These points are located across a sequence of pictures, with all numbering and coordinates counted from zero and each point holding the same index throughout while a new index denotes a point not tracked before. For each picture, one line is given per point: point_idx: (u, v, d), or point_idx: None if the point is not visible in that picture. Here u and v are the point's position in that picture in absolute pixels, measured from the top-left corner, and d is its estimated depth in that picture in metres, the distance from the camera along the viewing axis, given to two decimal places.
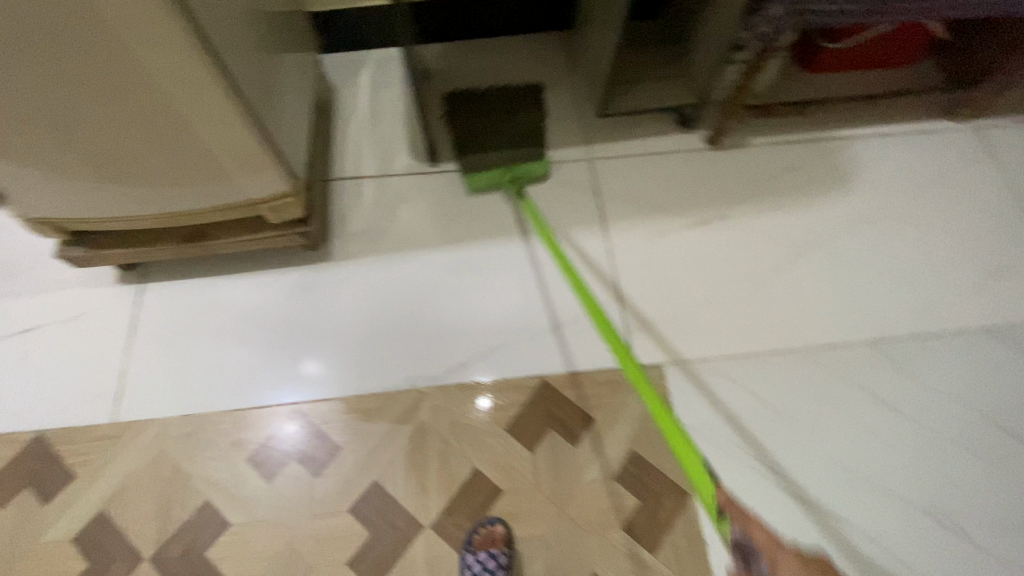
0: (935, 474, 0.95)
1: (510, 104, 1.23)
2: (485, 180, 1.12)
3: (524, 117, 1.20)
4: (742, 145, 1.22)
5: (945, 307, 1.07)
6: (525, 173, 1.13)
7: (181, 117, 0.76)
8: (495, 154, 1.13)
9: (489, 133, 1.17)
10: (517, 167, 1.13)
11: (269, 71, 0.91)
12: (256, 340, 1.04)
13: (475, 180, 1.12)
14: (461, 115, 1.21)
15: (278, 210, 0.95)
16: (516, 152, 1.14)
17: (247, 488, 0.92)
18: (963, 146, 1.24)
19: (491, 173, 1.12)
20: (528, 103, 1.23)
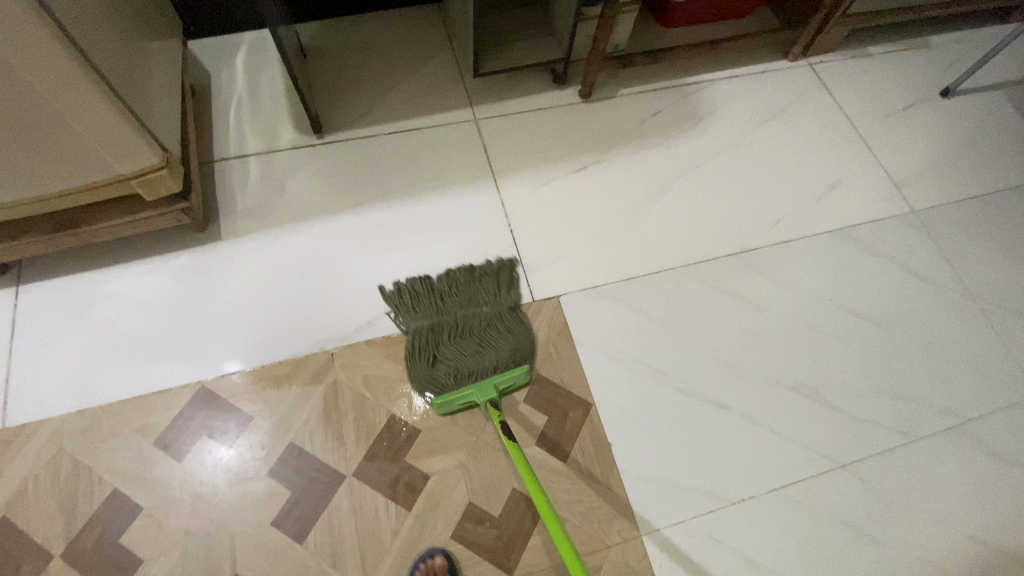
0: (805, 358, 1.08)
1: (479, 287, 1.05)
2: (461, 399, 0.92)
3: (495, 305, 1.03)
4: (613, 95, 1.33)
5: (799, 217, 1.22)
6: (506, 381, 0.94)
7: (41, 102, 0.74)
8: (467, 365, 0.95)
9: (461, 341, 0.98)
10: (495, 379, 0.94)
11: (131, 53, 0.90)
12: (149, 328, 1.01)
13: (451, 401, 0.92)
14: (423, 310, 1.03)
15: (152, 184, 0.94)
16: (494, 365, 0.95)
17: (161, 469, 0.91)
18: (800, 82, 1.42)
19: (466, 391, 0.92)
20: (501, 289, 1.06)
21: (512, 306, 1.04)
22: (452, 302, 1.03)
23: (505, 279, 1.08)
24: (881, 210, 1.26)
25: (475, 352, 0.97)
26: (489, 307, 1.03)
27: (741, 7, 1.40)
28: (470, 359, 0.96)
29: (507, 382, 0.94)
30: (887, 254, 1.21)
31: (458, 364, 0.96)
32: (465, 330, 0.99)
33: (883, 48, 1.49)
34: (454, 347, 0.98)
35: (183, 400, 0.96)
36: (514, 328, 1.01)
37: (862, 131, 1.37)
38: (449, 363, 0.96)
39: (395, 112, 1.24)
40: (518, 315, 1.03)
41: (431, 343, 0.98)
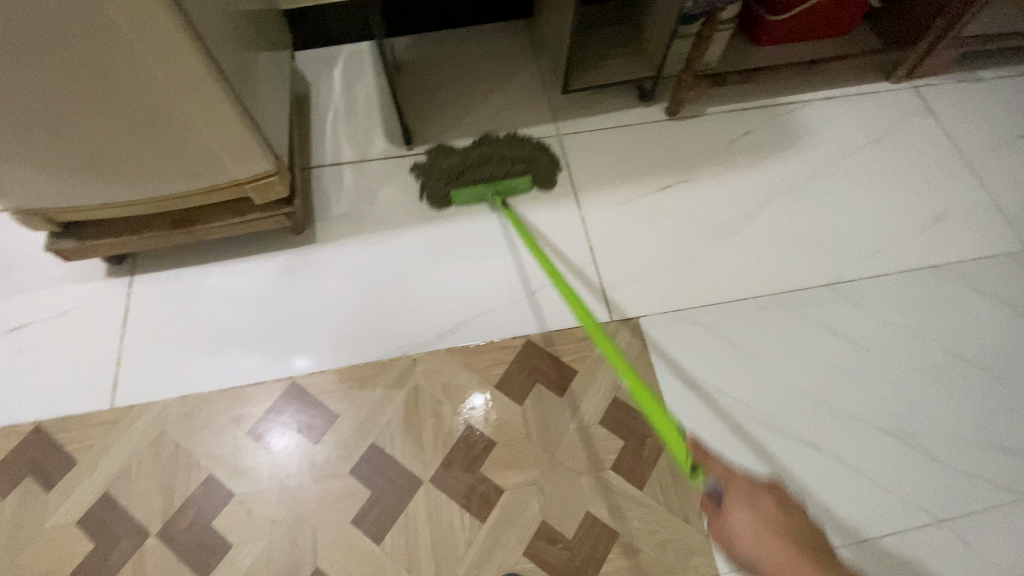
0: (901, 399, 1.01)
1: (505, 142, 1.22)
2: (471, 193, 1.14)
3: (515, 152, 1.20)
4: (699, 114, 1.31)
5: (897, 249, 1.15)
6: (509, 184, 1.15)
7: (182, 110, 0.82)
8: (480, 172, 1.17)
9: (480, 168, 1.17)
10: (501, 182, 1.15)
11: (251, 66, 0.97)
12: (247, 322, 1.07)
13: (462, 193, 1.14)
14: (454, 151, 1.22)
15: (262, 188, 0.99)
16: (501, 172, 1.17)
17: (250, 459, 0.96)
18: (903, 106, 1.34)
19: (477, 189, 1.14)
20: (524, 145, 1.22)
21: (530, 155, 1.21)
22: (480, 146, 1.21)
23: (531, 141, 1.23)
24: (992, 246, 1.17)
25: (489, 168, 1.17)
26: (511, 153, 1.20)
27: (840, 28, 1.35)
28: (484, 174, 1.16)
29: (509, 185, 1.15)
30: (998, 294, 1.12)
31: (473, 174, 1.16)
32: (486, 161, 1.19)
33: (995, 72, 1.40)
34: (473, 168, 1.18)
35: (274, 394, 1.01)
36: (528, 167, 1.19)
37: (972, 159, 1.28)
38: (466, 176, 1.17)
39: (481, 125, 1.27)
40: (533, 162, 1.20)
41: (457, 164, 1.18)
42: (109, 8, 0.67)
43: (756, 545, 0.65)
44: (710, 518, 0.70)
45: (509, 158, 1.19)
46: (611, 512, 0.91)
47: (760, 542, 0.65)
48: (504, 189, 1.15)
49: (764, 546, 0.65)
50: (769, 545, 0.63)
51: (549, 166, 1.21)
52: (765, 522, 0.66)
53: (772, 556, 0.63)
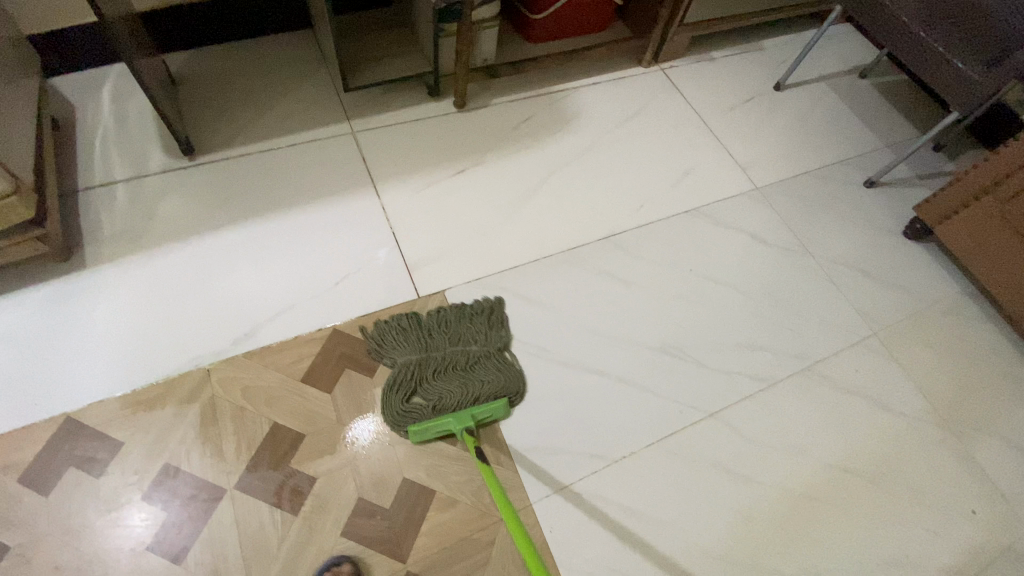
0: (673, 323, 1.17)
1: (474, 347, 1.05)
2: (437, 430, 0.94)
3: (483, 347, 1.06)
4: (485, 105, 1.42)
5: (660, 202, 1.34)
6: (483, 414, 0.97)
7: None
8: (446, 397, 0.97)
9: (442, 379, 1.01)
10: (473, 411, 0.96)
11: None
12: (3, 365, 0.95)
13: (426, 431, 0.94)
14: (414, 339, 1.04)
15: (1, 215, 0.90)
16: (474, 393, 0.98)
17: (16, 510, 0.85)
18: (655, 85, 1.57)
19: (442, 422, 0.94)
20: (495, 353, 1.05)
21: (505, 351, 1.07)
22: (441, 337, 1.05)
23: (494, 318, 1.10)
24: (732, 189, 1.41)
25: (459, 390, 0.98)
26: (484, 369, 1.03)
27: (595, 23, 1.55)
28: (449, 390, 0.98)
29: (484, 415, 0.97)
30: (740, 226, 1.35)
31: (440, 398, 0.97)
32: (454, 381, 1.00)
33: (724, 52, 1.69)
34: (439, 385, 0.99)
35: (43, 435, 0.91)
36: (506, 382, 1.02)
37: (712, 123, 1.53)
38: (430, 402, 0.97)
39: (271, 132, 1.26)
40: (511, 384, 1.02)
41: (417, 369, 1.01)
42: None
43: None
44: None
45: (476, 357, 1.04)
46: (427, 473, 0.95)
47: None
48: (477, 418, 0.96)
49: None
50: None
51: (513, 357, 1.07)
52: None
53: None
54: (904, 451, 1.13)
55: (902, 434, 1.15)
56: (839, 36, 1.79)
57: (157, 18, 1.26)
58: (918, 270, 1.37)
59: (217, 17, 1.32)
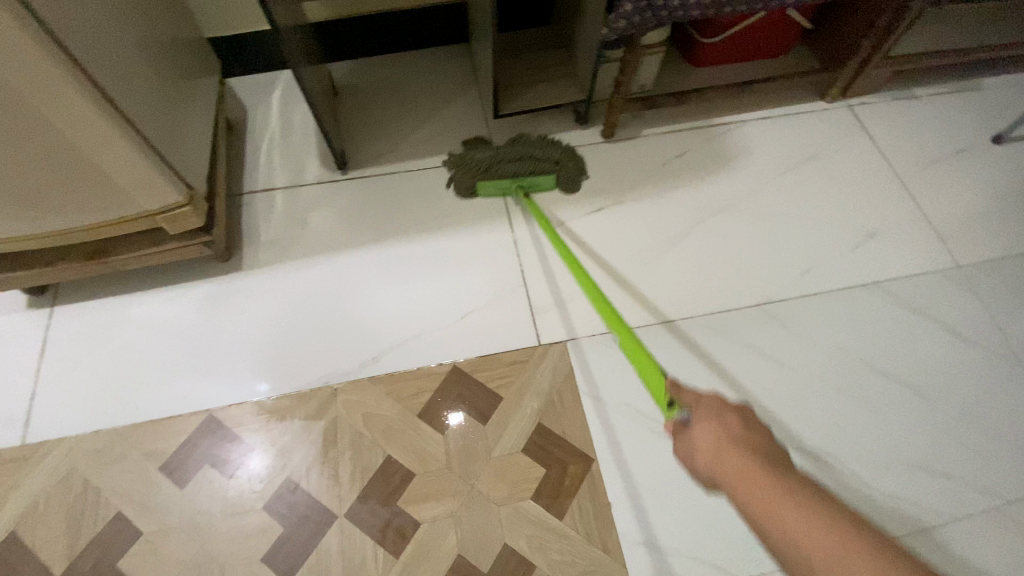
0: (828, 420, 1.01)
1: (535, 140, 1.22)
2: (494, 187, 1.17)
3: (545, 152, 1.20)
4: (635, 136, 1.31)
5: (830, 270, 1.15)
6: (533, 182, 1.17)
7: (85, 154, 0.82)
8: (508, 165, 1.17)
9: (507, 164, 1.18)
10: (526, 179, 1.17)
11: (171, 105, 0.98)
12: (167, 352, 1.05)
13: (486, 184, 1.17)
14: (487, 145, 1.22)
15: (175, 220, 0.98)
16: (530, 167, 1.17)
17: (161, 495, 0.94)
18: (838, 124, 1.35)
19: (500, 182, 1.17)
20: (553, 143, 1.22)
21: (562, 155, 1.21)
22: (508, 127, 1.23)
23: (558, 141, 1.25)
24: (921, 263, 1.17)
25: (518, 164, 1.17)
26: (539, 148, 1.20)
27: (774, 48, 1.36)
28: (510, 159, 1.18)
29: (534, 181, 1.17)
30: (927, 312, 1.12)
31: (502, 167, 1.17)
32: (516, 156, 1.18)
33: (931, 90, 1.41)
34: (502, 161, 1.18)
35: (191, 427, 0.99)
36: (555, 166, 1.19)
37: (906, 177, 1.29)
38: (494, 169, 1.17)
39: (417, 150, 1.26)
40: (561, 161, 1.20)
41: (486, 157, 1.18)
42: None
43: (715, 456, 0.53)
44: (676, 441, 0.60)
45: (538, 157, 1.19)
46: (529, 543, 0.89)
47: (715, 452, 0.53)
48: (529, 185, 1.17)
49: (790, 521, 0.44)
50: (727, 456, 0.52)
51: (573, 168, 1.21)
52: (727, 432, 0.54)
53: (727, 470, 0.51)
54: None
55: None
56: None
57: (329, 29, 1.30)
58: None
59: (381, 29, 1.33)
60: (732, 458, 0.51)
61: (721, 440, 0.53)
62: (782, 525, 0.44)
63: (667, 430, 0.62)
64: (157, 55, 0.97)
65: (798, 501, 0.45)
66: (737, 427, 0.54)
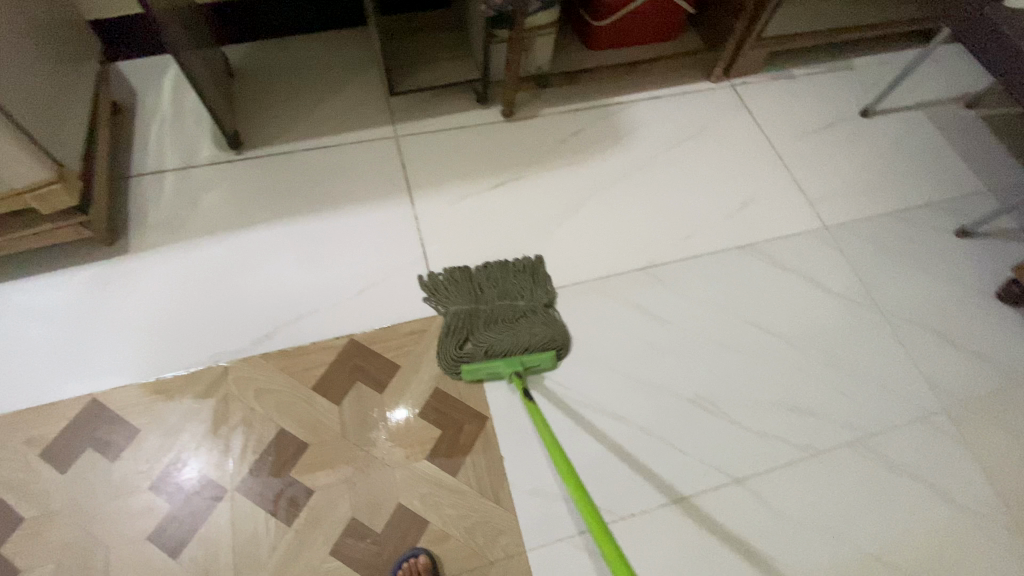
0: (708, 371, 1.08)
1: (513, 283, 1.10)
2: (485, 370, 0.99)
3: (530, 302, 1.08)
4: (533, 115, 1.36)
5: (712, 235, 1.23)
6: (531, 361, 1.01)
7: None
8: (499, 344, 1.02)
9: (498, 341, 1.02)
10: (523, 359, 1.01)
11: (43, 80, 0.95)
12: (46, 339, 1.01)
13: (476, 372, 0.99)
14: (463, 299, 1.08)
15: (44, 199, 0.95)
16: (527, 344, 1.02)
17: (39, 483, 0.90)
18: (723, 102, 1.45)
19: (492, 364, 1.00)
20: (533, 284, 1.11)
21: (548, 303, 1.09)
22: (490, 291, 1.08)
23: (535, 276, 1.12)
24: (795, 226, 1.28)
25: (508, 340, 1.02)
26: (526, 309, 1.07)
27: (661, 32, 1.44)
28: (500, 338, 1.03)
29: (533, 363, 1.01)
30: (798, 269, 1.22)
31: (490, 343, 1.01)
32: (502, 329, 1.04)
33: (806, 70, 1.53)
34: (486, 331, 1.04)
35: (72, 411, 0.95)
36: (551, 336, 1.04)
37: (782, 149, 1.39)
38: (480, 348, 1.01)
39: (315, 131, 1.26)
40: (549, 309, 1.09)
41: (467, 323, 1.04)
42: None
43: None
44: None
45: (529, 323, 1.05)
46: (423, 501, 0.92)
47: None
48: (526, 366, 1.01)
49: None
50: None
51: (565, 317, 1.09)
52: None
53: None
54: (960, 549, 0.99)
55: (961, 531, 1.00)
56: (943, 59, 1.58)
57: (219, 9, 1.28)
58: (1007, 339, 1.19)
59: (276, 11, 1.33)
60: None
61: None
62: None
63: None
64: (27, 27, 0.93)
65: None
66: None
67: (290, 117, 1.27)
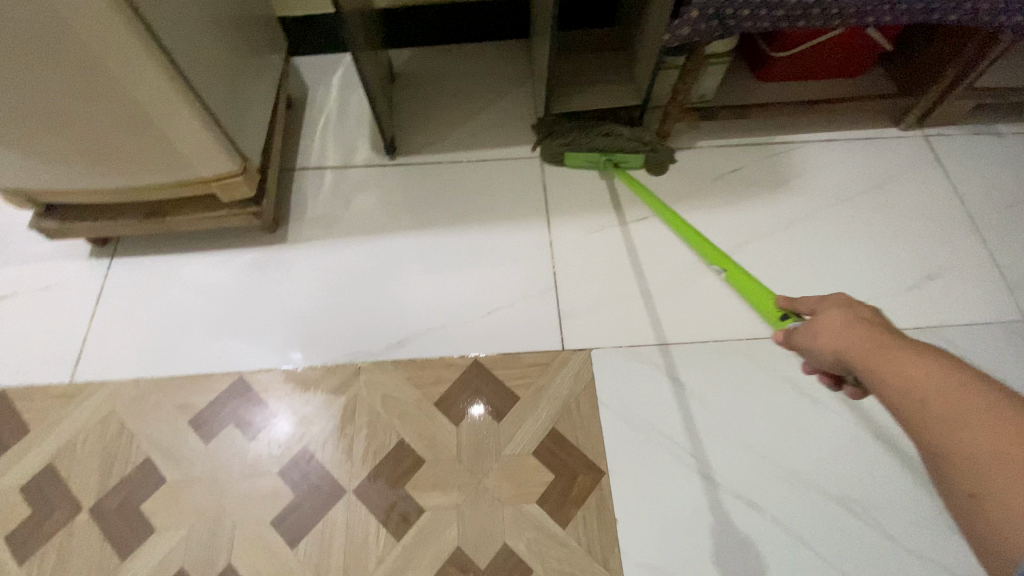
0: (860, 467, 0.95)
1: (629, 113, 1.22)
2: (583, 158, 1.20)
3: (636, 133, 1.19)
4: (687, 146, 1.28)
5: (881, 307, 1.08)
6: (623, 158, 1.20)
7: (153, 120, 0.88)
8: (599, 142, 1.19)
9: (599, 139, 1.19)
10: (616, 156, 1.19)
11: (237, 79, 1.03)
12: (208, 312, 1.11)
13: (575, 156, 1.21)
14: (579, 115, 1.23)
15: (226, 188, 1.03)
16: (622, 146, 1.19)
17: (187, 448, 0.99)
18: (910, 153, 1.27)
19: (590, 154, 1.19)
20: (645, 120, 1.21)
21: (652, 137, 1.20)
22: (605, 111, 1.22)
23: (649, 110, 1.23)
24: (986, 313, 1.09)
25: (609, 139, 1.19)
26: (632, 131, 1.19)
27: (847, 68, 1.29)
28: (601, 137, 1.19)
29: (624, 158, 1.19)
30: (986, 365, 1.04)
31: (592, 141, 1.19)
32: (607, 131, 1.19)
33: (1020, 126, 1.31)
34: (592, 134, 1.20)
35: (221, 386, 1.03)
36: (645, 148, 1.20)
37: (979, 217, 1.19)
38: (584, 142, 1.19)
39: (465, 141, 1.27)
40: (653, 144, 1.20)
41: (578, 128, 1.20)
42: (83, 33, 0.74)
43: (844, 336, 0.52)
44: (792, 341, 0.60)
45: (630, 137, 1.19)
46: (529, 547, 0.89)
47: (845, 335, 0.52)
48: (618, 160, 1.20)
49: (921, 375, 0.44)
50: (854, 333, 0.51)
51: (666, 150, 1.21)
52: (859, 320, 0.52)
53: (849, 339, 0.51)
54: None
55: None
56: None
57: (393, 15, 1.33)
58: None
59: (444, 20, 1.35)
60: (881, 339, 0.49)
61: (849, 324, 0.52)
62: (915, 382, 0.44)
63: (772, 338, 0.63)
64: (229, 30, 1.01)
65: (933, 368, 0.44)
66: (870, 316, 0.53)
67: (443, 126, 1.29)
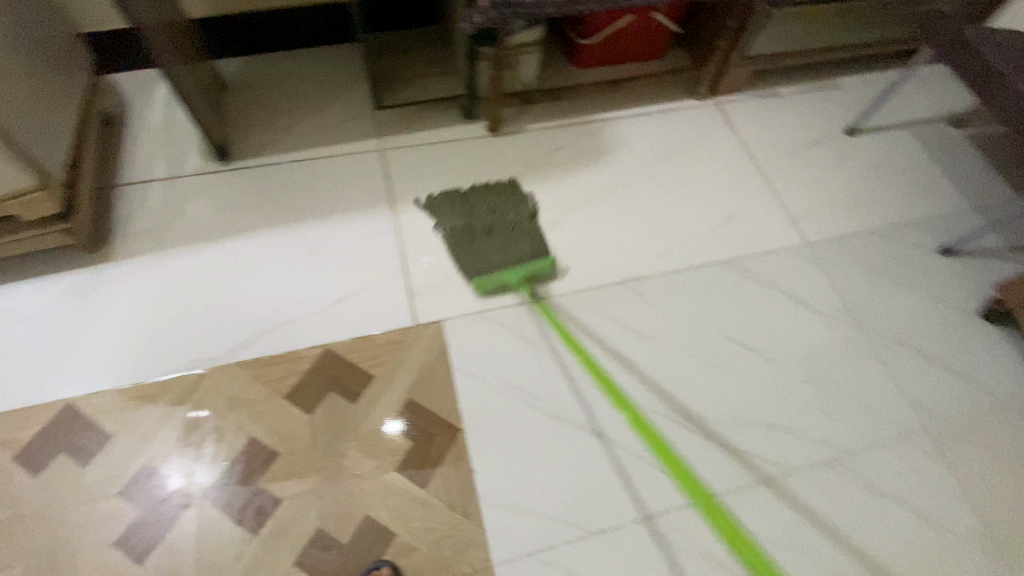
0: (689, 386, 1.09)
1: (500, 207, 1.23)
2: (495, 282, 1.10)
3: (518, 216, 1.21)
4: (519, 129, 1.37)
5: (693, 250, 1.24)
6: (534, 270, 1.12)
7: None
8: (500, 257, 1.14)
9: (504, 257, 1.13)
10: (528, 267, 1.12)
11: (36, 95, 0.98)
12: (24, 343, 1.02)
13: (485, 283, 1.10)
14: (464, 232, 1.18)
15: (27, 206, 0.97)
16: (524, 254, 1.14)
17: (8, 488, 0.90)
18: (707, 118, 1.46)
19: (498, 277, 1.10)
20: (514, 205, 1.24)
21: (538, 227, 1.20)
22: (481, 210, 1.22)
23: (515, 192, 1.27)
24: (777, 243, 1.28)
25: (512, 254, 1.14)
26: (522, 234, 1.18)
27: (646, 50, 1.46)
28: (502, 250, 1.15)
29: (535, 270, 1.12)
30: (779, 285, 1.22)
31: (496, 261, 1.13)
32: (495, 237, 1.17)
33: (792, 88, 1.54)
34: (489, 249, 1.15)
35: (45, 417, 0.96)
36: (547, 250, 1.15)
37: (766, 165, 1.40)
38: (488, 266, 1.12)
39: (302, 143, 1.28)
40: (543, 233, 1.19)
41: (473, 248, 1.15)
42: None
43: None
44: None
45: (523, 239, 1.17)
46: (390, 514, 0.91)
47: None
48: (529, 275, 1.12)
49: None
50: None
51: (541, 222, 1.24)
52: None
53: None
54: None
55: (942, 556, 0.98)
56: (931, 78, 1.59)
57: (213, 25, 1.32)
58: (988, 358, 1.18)
59: (267, 27, 1.36)
60: None
61: None
62: None
63: None
64: (21, 45, 0.97)
65: None
66: None
67: (277, 130, 1.30)
